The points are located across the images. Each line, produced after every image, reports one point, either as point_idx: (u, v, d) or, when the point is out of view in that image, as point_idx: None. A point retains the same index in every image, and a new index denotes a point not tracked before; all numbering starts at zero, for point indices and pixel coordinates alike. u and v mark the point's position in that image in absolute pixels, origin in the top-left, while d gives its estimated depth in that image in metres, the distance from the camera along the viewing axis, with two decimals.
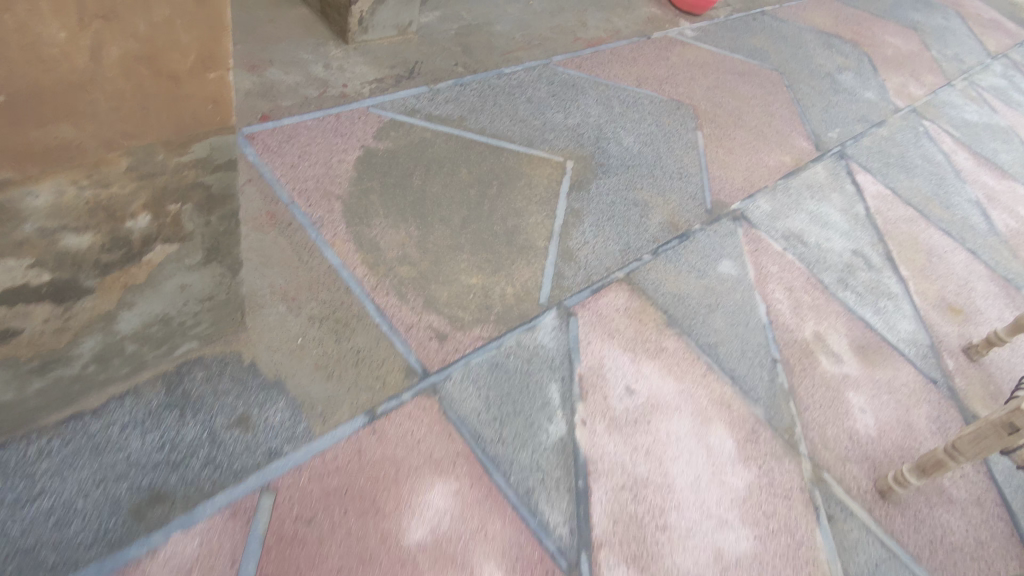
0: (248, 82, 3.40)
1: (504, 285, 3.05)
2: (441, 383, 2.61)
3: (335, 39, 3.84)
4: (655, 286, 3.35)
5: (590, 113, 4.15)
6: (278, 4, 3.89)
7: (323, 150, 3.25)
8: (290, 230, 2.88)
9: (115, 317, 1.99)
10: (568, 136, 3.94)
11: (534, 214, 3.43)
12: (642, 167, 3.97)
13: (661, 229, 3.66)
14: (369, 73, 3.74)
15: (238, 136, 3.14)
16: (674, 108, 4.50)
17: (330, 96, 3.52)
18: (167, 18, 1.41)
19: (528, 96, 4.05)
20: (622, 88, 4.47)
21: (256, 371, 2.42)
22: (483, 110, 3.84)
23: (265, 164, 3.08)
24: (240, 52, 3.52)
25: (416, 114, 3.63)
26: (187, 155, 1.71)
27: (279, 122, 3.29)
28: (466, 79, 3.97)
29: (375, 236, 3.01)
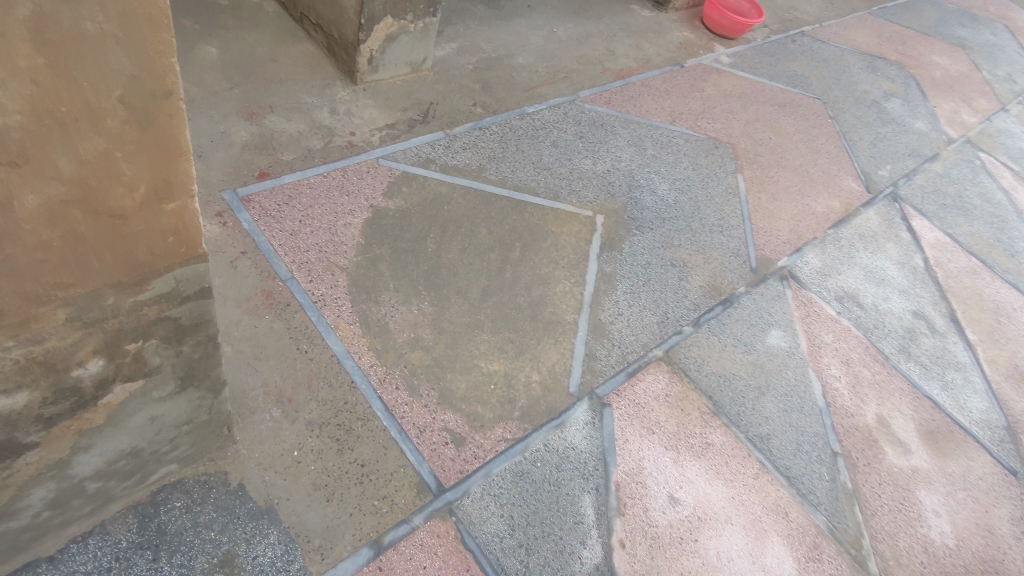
0: (245, 133, 3.06)
1: (529, 371, 2.69)
2: (458, 502, 2.26)
3: (342, 79, 3.48)
4: (698, 366, 2.97)
5: (621, 157, 3.77)
6: (281, 40, 3.54)
7: (326, 212, 2.90)
8: (287, 313, 2.54)
9: (70, 463, 1.67)
10: (598, 184, 3.55)
11: (562, 280, 3.05)
12: (679, 218, 3.58)
13: (702, 293, 3.28)
14: (379, 117, 3.39)
15: (232, 198, 2.80)
16: (712, 147, 4.09)
17: (335, 147, 3.17)
18: (103, 153, 1.09)
19: (553, 139, 3.68)
20: (656, 125, 4.08)
21: (244, 496, 2.09)
22: (504, 157, 3.48)
23: (262, 232, 2.74)
24: (238, 98, 3.18)
25: (430, 165, 3.27)
26: (145, 292, 1.39)
27: (278, 180, 2.94)
28: (485, 121, 3.61)
29: (384, 315, 2.66)
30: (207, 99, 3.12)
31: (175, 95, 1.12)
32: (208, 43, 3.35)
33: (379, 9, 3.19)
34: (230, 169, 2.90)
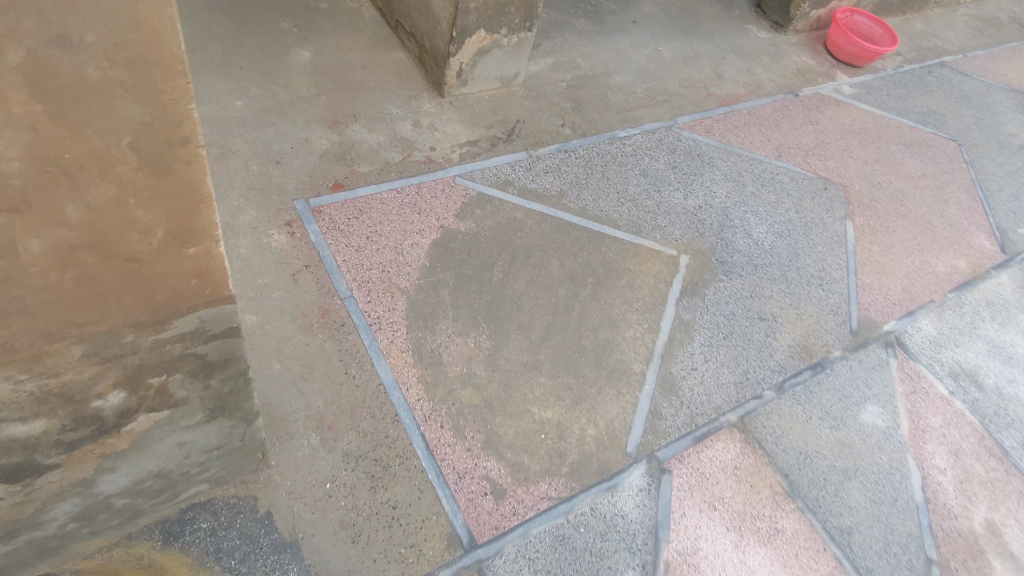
0: (326, 141, 3.04)
1: (584, 423, 2.50)
2: (488, 561, 2.10)
3: (430, 90, 3.41)
4: (776, 438, 2.65)
5: (715, 192, 3.47)
6: (375, 46, 3.51)
7: (395, 230, 2.83)
8: (341, 334, 2.48)
9: (95, 481, 1.66)
10: (685, 221, 3.28)
11: (633, 324, 2.82)
12: (774, 266, 3.23)
13: (790, 354, 2.92)
14: (461, 133, 3.29)
15: (304, 208, 2.78)
16: (821, 188, 3.70)
17: (413, 162, 3.09)
18: (115, 199, 1.01)
19: (643, 168, 3.45)
20: (758, 159, 3.74)
21: (270, 526, 2.04)
22: (588, 184, 3.28)
23: (328, 245, 2.70)
24: (324, 104, 3.17)
25: (508, 187, 3.13)
26: (167, 330, 1.32)
27: (352, 192, 2.89)
28: (572, 144, 3.43)
29: (438, 346, 2.54)
30: (294, 104, 3.13)
31: (194, 142, 1.02)
32: (303, 47, 3.37)
33: (472, 22, 3.07)
34: (306, 177, 2.88)
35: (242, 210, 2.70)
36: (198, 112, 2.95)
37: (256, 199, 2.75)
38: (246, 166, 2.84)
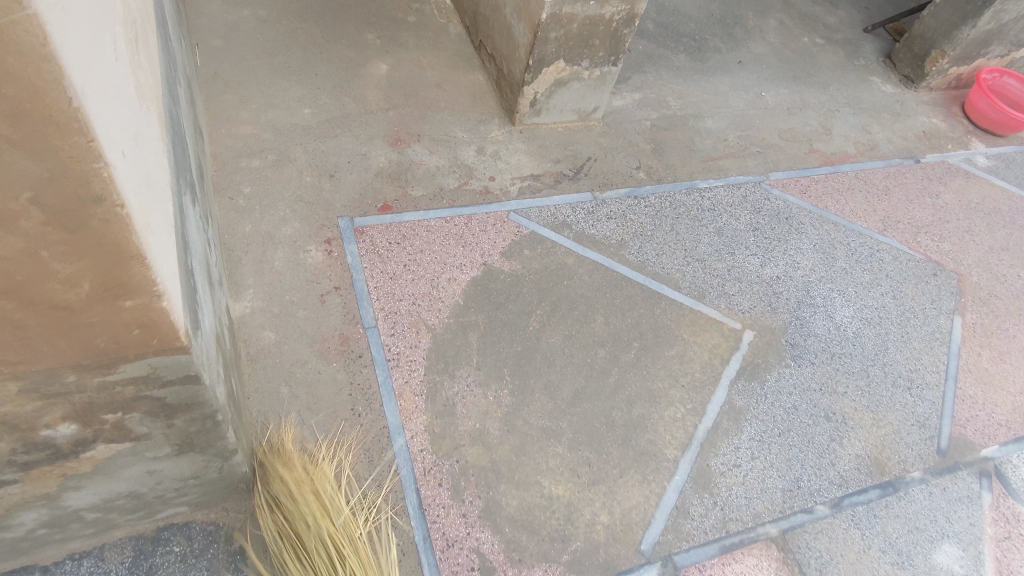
0: (384, 159, 2.96)
1: (598, 508, 2.22)
2: None
3: (502, 117, 3.27)
4: (821, 565, 2.22)
5: (799, 263, 3.10)
6: (454, 65, 3.42)
7: (435, 262, 2.69)
8: (355, 366, 2.35)
9: (60, 497, 1.59)
10: (758, 291, 2.94)
11: (674, 402, 2.52)
12: (854, 358, 2.82)
13: (856, 465, 2.49)
14: (525, 166, 3.12)
15: (347, 227, 2.70)
16: (929, 273, 3.22)
17: (468, 191, 2.96)
18: (25, 252, 0.90)
19: (719, 226, 3.13)
20: (857, 231, 3.31)
21: (240, 564, 1.95)
22: (653, 237, 3.01)
23: (363, 269, 2.60)
24: (390, 120, 3.10)
25: (565, 230, 2.93)
26: (116, 373, 1.22)
27: (399, 216, 2.79)
28: (644, 190, 3.18)
29: (454, 393, 2.36)
30: (361, 117, 3.08)
31: (110, 200, 0.90)
32: (382, 60, 3.33)
33: (550, 52, 2.90)
34: (355, 194, 2.81)
35: (286, 222, 2.66)
36: (266, 117, 2.96)
37: (302, 211, 2.70)
38: (300, 177, 2.81)
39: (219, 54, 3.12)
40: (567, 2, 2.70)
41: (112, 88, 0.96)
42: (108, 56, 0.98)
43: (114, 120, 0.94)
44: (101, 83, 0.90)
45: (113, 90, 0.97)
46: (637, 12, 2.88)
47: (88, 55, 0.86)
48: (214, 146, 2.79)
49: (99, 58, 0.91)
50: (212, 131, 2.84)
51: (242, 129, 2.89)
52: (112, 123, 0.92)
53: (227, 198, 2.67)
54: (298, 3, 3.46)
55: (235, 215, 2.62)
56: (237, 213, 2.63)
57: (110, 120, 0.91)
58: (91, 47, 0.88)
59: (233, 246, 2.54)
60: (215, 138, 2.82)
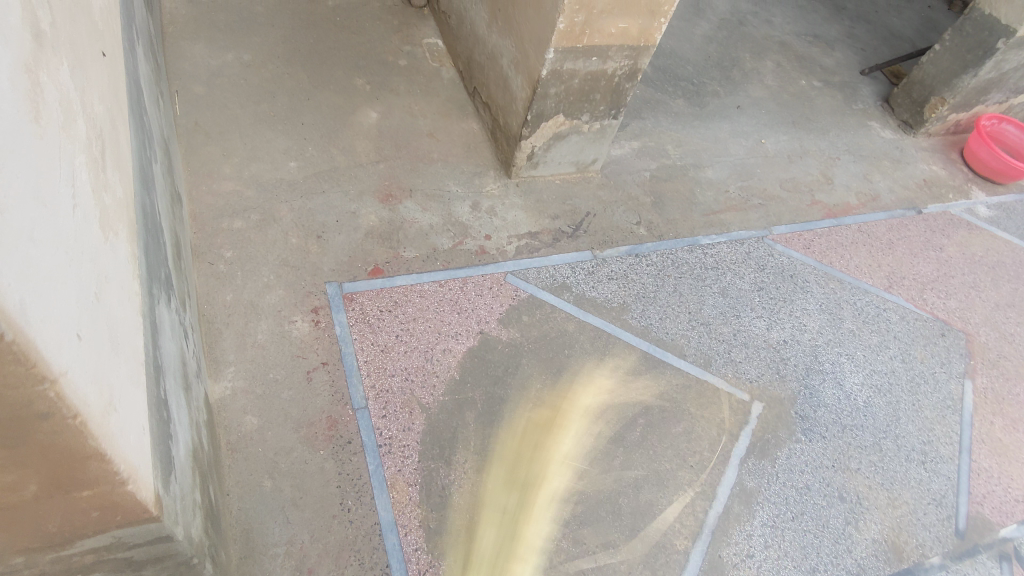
0: (374, 217, 2.80)
1: None
2: None
3: (498, 169, 3.13)
4: None
5: (805, 325, 2.99)
6: (447, 113, 3.28)
7: (428, 331, 2.53)
8: (345, 454, 2.18)
9: None
10: (765, 358, 2.83)
11: (683, 486, 2.39)
12: (866, 430, 2.72)
13: (874, 552, 2.37)
14: (523, 222, 2.98)
15: (335, 294, 2.52)
16: (937, 333, 3.14)
17: (463, 251, 2.80)
18: None
19: (723, 286, 3.02)
20: (863, 288, 3.22)
21: None
22: (656, 298, 2.88)
23: (352, 341, 2.42)
24: (381, 174, 2.94)
25: (565, 292, 2.78)
26: (74, 547, 1.04)
27: (390, 280, 2.62)
28: (645, 247, 3.05)
29: (450, 482, 2.20)
30: (350, 170, 2.92)
31: (60, 415, 0.72)
32: (371, 107, 3.18)
33: (550, 107, 2.76)
34: (344, 257, 2.64)
35: (270, 289, 2.48)
36: (249, 171, 2.79)
37: (287, 276, 2.52)
38: (285, 238, 2.63)
39: (200, 102, 2.95)
40: (568, 58, 2.56)
41: (69, 256, 0.78)
42: (64, 212, 0.80)
43: (70, 303, 0.75)
44: (54, 265, 0.72)
45: (70, 257, 0.79)
46: (640, 66, 2.73)
47: (31, 241, 0.68)
48: (193, 205, 2.61)
49: (50, 232, 0.72)
50: (191, 188, 2.66)
51: (224, 185, 2.71)
52: (66, 310, 0.73)
53: (207, 262, 2.48)
54: (284, 46, 3.30)
55: (215, 282, 2.43)
56: (218, 280, 2.44)
57: (65, 308, 0.73)
58: (37, 225, 0.69)
59: (213, 318, 2.35)
60: (194, 196, 2.63)
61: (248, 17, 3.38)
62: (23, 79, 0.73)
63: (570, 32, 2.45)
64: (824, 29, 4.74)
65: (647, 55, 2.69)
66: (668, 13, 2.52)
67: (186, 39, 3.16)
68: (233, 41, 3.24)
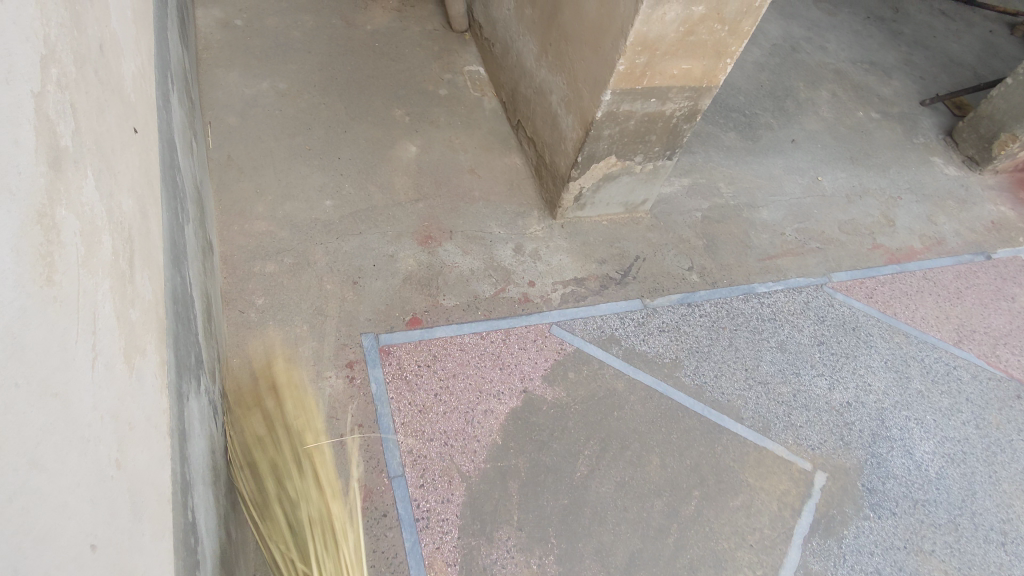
0: (413, 261, 2.64)
1: None
2: None
3: (542, 209, 2.97)
4: None
5: (870, 385, 2.77)
6: (489, 147, 3.12)
7: (470, 389, 2.36)
8: (379, 528, 2.02)
9: None
10: (828, 422, 2.62)
11: (743, 568, 2.19)
12: (940, 506, 2.49)
13: None
14: (568, 267, 2.80)
15: (372, 346, 2.37)
16: (1012, 395, 2.90)
17: (506, 299, 2.64)
18: None
19: (781, 340, 2.81)
20: (931, 343, 2.99)
21: None
22: (710, 354, 2.69)
23: (389, 400, 2.26)
24: (420, 214, 2.79)
25: (613, 346, 2.61)
26: None
27: (429, 331, 2.46)
28: (698, 296, 2.86)
29: (492, 563, 2.02)
30: (388, 209, 2.77)
31: None
32: (410, 141, 3.04)
33: (602, 148, 2.59)
34: (381, 305, 2.49)
35: (302, 340, 2.33)
36: (283, 210, 2.65)
37: (321, 327, 2.37)
38: (319, 284, 2.48)
39: (234, 134, 2.83)
40: (626, 99, 2.38)
41: (74, 447, 0.64)
42: (74, 387, 0.66)
43: (70, 513, 0.62)
44: (47, 476, 0.58)
45: (76, 443, 0.66)
46: (700, 108, 2.54)
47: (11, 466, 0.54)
48: (224, 247, 2.48)
49: (40, 437, 0.59)
50: (223, 228, 2.53)
51: (256, 225, 2.57)
52: (67, 527, 0.60)
53: (238, 310, 2.34)
54: (320, 74, 3.18)
55: (246, 333, 2.29)
56: (249, 330, 2.30)
57: (64, 527, 0.59)
58: (24, 438, 0.56)
59: (243, 373, 2.21)
60: (226, 237, 2.50)
61: (284, 43, 3.25)
62: (22, 242, 0.60)
63: (630, 74, 2.28)
64: (880, 55, 4.50)
65: (709, 96, 2.50)
66: (736, 54, 2.33)
67: (222, 67, 3.05)
68: (269, 69, 3.12)
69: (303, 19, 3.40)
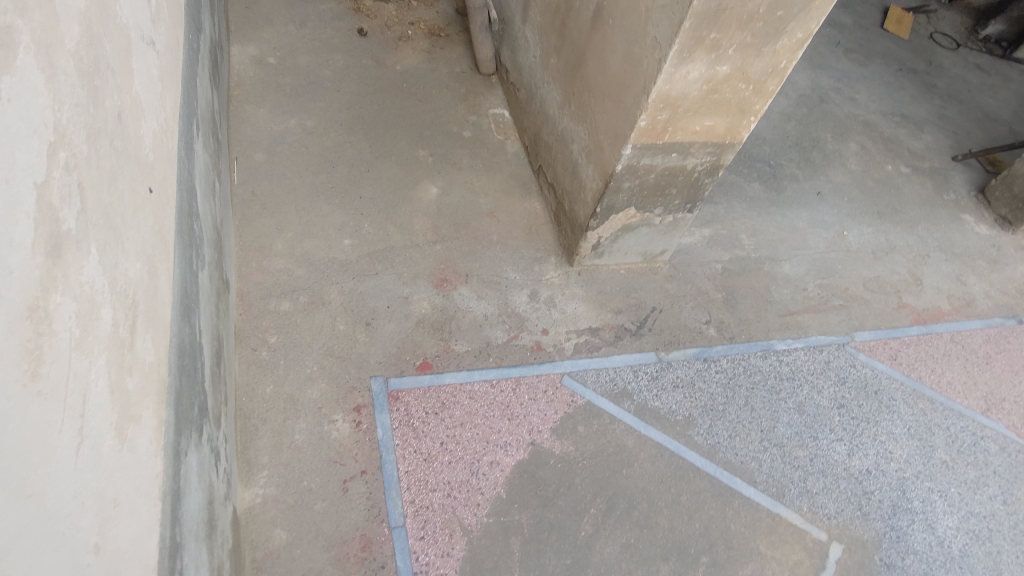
0: (428, 304, 2.64)
1: None
2: None
3: (560, 255, 2.96)
4: None
5: (892, 452, 2.67)
6: (509, 190, 3.13)
7: (477, 439, 2.33)
8: None
9: None
10: (845, 490, 2.52)
11: None
12: None
13: None
14: (583, 316, 2.78)
15: (381, 391, 2.36)
16: None
17: (519, 347, 2.61)
18: None
19: (800, 401, 2.74)
20: (957, 411, 2.88)
21: None
22: (724, 413, 2.63)
23: (394, 447, 2.24)
24: (437, 256, 2.80)
25: (625, 400, 2.56)
26: None
27: (439, 377, 2.44)
28: (715, 351, 2.80)
29: None
30: (405, 250, 2.78)
31: None
32: (432, 182, 3.06)
33: (622, 200, 2.58)
34: (392, 348, 2.48)
35: (312, 381, 2.33)
36: (302, 247, 2.67)
37: (331, 368, 2.37)
38: (332, 324, 2.49)
39: (259, 170, 2.87)
40: (646, 154, 2.37)
41: (46, 545, 0.64)
42: (52, 482, 0.66)
43: None
44: None
45: (51, 539, 0.65)
46: (723, 163, 2.52)
47: None
48: (241, 282, 2.50)
49: (9, 545, 0.58)
50: (242, 264, 2.56)
51: (275, 262, 2.60)
52: None
53: (250, 348, 2.35)
54: (347, 112, 3.23)
55: (256, 372, 2.30)
56: (259, 368, 2.31)
57: None
58: None
59: (250, 413, 2.21)
60: (244, 272, 2.53)
61: (315, 81, 3.32)
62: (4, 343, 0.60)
63: (651, 130, 2.26)
64: (912, 108, 4.45)
65: (731, 152, 2.47)
66: (760, 113, 2.31)
67: (252, 103, 3.11)
68: (298, 106, 3.18)
69: (334, 58, 3.47)
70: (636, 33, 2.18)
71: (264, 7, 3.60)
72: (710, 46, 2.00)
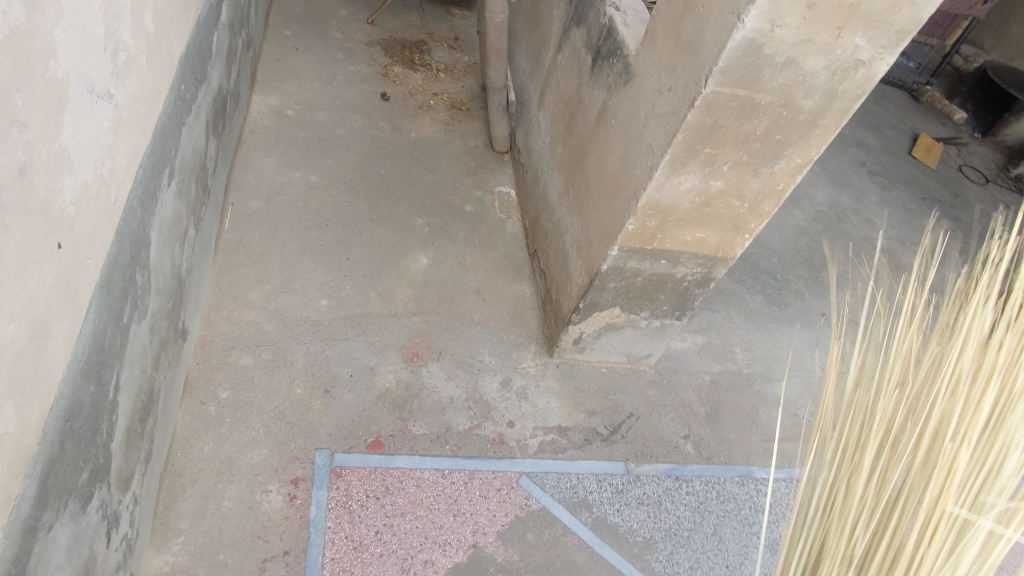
0: (393, 378, 2.54)
1: None
2: None
3: (541, 344, 2.86)
4: None
5: None
6: (501, 271, 3.07)
7: (415, 533, 2.17)
8: None
9: None
10: None
11: None
12: None
13: None
14: (554, 413, 2.65)
15: (325, 466, 2.24)
16: None
17: (480, 437, 2.48)
18: None
19: (774, 538, 2.53)
20: None
21: None
22: (689, 540, 2.43)
23: (325, 529, 2.10)
24: (413, 329, 2.72)
25: (583, 512, 2.39)
26: None
27: (389, 459, 2.31)
28: (689, 470, 2.64)
29: None
30: (382, 318, 2.71)
31: None
32: (424, 252, 3.02)
33: (606, 298, 2.49)
34: (346, 421, 2.37)
35: (254, 444, 2.22)
36: (276, 302, 2.62)
37: (277, 433, 2.26)
38: (289, 386, 2.40)
39: (252, 218, 2.87)
40: (633, 257, 2.30)
41: None
42: None
43: None
44: None
45: None
46: (714, 276, 2.43)
47: None
48: (206, 330, 2.44)
49: None
50: (211, 311, 2.51)
51: (246, 313, 2.54)
52: None
53: (198, 401, 2.26)
54: (353, 172, 3.24)
55: (199, 426, 2.20)
56: (202, 423, 2.21)
57: None
58: None
59: (181, 470, 2.10)
60: (211, 320, 2.47)
61: (328, 137, 3.36)
62: None
63: (640, 235, 2.19)
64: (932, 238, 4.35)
65: (724, 267, 2.39)
66: (755, 232, 2.23)
67: (260, 151, 3.14)
68: (305, 160, 3.20)
69: (351, 117, 3.52)
70: (634, 136, 2.14)
71: (294, 61, 3.70)
72: (704, 160, 1.95)
